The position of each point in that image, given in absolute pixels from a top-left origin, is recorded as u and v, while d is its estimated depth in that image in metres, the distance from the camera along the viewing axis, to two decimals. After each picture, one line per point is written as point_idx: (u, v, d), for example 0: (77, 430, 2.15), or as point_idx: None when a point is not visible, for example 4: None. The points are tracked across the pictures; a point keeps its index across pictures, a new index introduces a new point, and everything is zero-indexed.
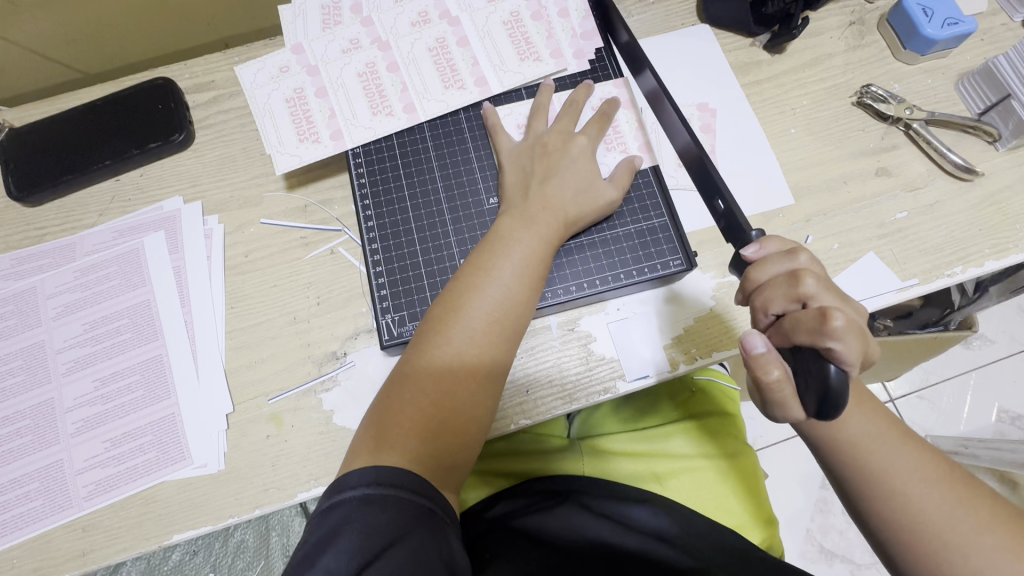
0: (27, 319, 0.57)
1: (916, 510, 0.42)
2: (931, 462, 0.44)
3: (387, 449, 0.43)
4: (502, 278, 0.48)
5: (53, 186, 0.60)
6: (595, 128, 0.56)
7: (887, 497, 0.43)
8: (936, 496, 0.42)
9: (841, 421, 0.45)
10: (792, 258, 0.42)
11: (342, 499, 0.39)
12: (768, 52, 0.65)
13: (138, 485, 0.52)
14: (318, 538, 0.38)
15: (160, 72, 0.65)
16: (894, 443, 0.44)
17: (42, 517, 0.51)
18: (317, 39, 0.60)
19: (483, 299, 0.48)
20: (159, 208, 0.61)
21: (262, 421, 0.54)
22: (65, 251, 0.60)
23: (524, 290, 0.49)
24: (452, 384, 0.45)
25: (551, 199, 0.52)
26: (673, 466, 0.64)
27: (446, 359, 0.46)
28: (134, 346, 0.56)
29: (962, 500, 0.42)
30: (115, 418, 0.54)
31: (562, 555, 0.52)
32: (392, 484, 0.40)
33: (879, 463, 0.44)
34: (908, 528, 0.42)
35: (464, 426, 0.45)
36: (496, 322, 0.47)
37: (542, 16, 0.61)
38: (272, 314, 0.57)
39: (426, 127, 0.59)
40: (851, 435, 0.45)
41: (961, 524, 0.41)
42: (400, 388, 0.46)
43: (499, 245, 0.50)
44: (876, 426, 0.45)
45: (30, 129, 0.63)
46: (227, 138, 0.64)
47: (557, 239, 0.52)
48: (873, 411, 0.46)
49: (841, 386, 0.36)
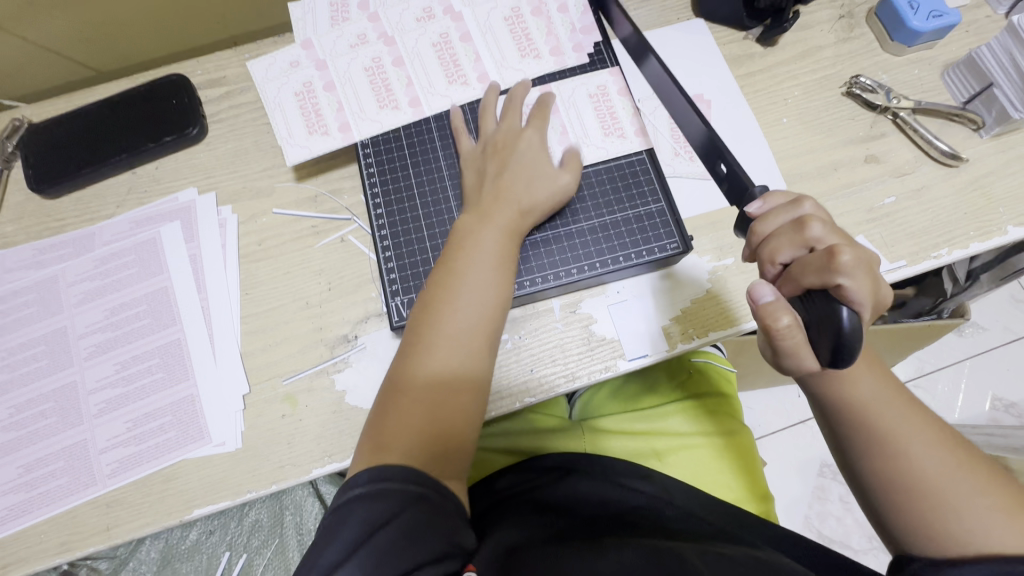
0: (49, 306, 0.59)
1: (918, 471, 0.43)
2: (934, 428, 0.44)
3: (385, 449, 0.45)
4: (470, 274, 0.51)
5: (72, 178, 0.63)
6: (539, 120, 0.58)
7: (890, 460, 0.44)
8: (938, 459, 0.43)
9: (854, 381, 0.45)
10: (796, 206, 0.43)
11: (342, 498, 0.42)
12: (761, 45, 0.68)
13: (159, 463, 0.54)
14: (325, 531, 0.41)
15: (174, 69, 0.68)
16: (901, 407, 0.45)
17: (67, 494, 0.53)
18: (326, 35, 0.62)
19: (458, 295, 0.50)
20: (175, 199, 0.63)
21: (277, 401, 0.56)
22: (84, 241, 0.62)
23: (491, 281, 0.51)
24: (438, 376, 0.48)
25: (515, 193, 0.54)
26: (672, 443, 0.66)
27: (427, 355, 0.48)
28: (153, 331, 0.58)
29: (963, 464, 0.43)
30: (135, 400, 0.56)
31: (568, 521, 0.54)
32: (384, 478, 0.42)
33: (887, 424, 0.44)
34: (906, 487, 0.43)
35: (455, 411, 0.48)
36: (466, 314, 0.50)
37: (541, 11, 0.63)
38: (286, 300, 0.59)
39: (431, 119, 0.61)
40: (863, 397, 0.45)
41: (962, 487, 0.42)
42: (389, 392, 0.48)
43: (464, 246, 0.52)
44: (883, 390, 0.45)
45: (48, 125, 0.65)
46: (238, 131, 0.66)
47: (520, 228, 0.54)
48: (883, 376, 0.46)
49: (854, 325, 0.37)
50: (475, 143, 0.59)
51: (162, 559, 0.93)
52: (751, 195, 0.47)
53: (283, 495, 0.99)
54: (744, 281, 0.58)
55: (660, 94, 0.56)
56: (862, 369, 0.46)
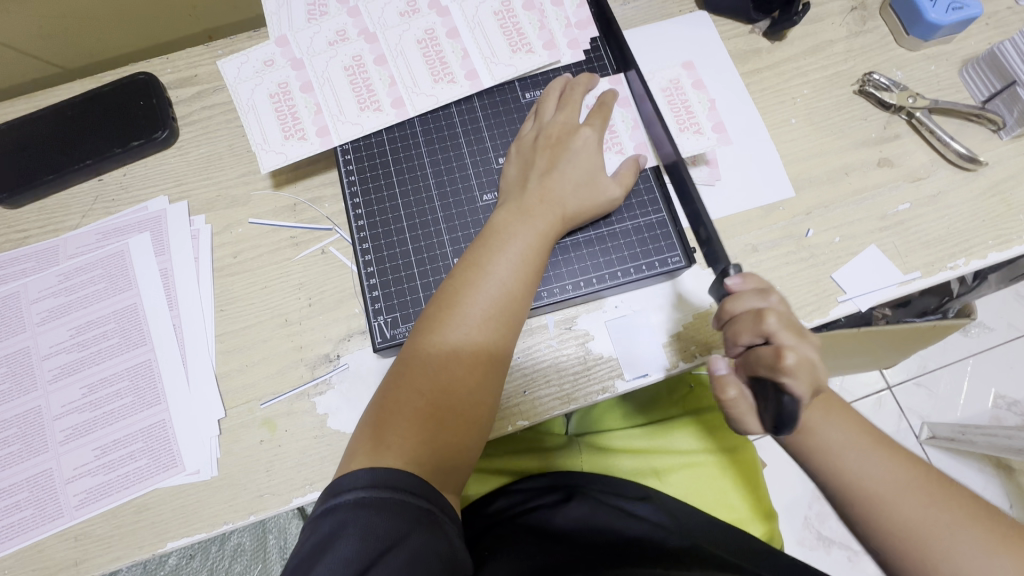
0: (11, 325, 0.56)
1: (903, 520, 0.41)
2: (904, 465, 0.43)
3: (382, 453, 0.42)
4: (498, 274, 0.47)
5: (33, 186, 0.59)
6: (599, 119, 0.54)
7: (863, 505, 0.42)
8: (913, 499, 0.41)
9: (819, 429, 0.44)
10: (764, 295, 0.42)
11: (337, 504, 0.38)
12: (768, 40, 0.64)
13: (131, 493, 0.51)
14: (315, 543, 0.37)
15: (141, 67, 0.63)
16: (877, 452, 0.43)
17: (33, 527, 0.50)
18: (302, 32, 0.58)
19: (479, 296, 0.46)
20: (145, 208, 0.60)
21: (255, 426, 0.53)
22: (47, 254, 0.58)
23: (521, 285, 0.48)
24: (449, 381, 0.44)
25: (553, 193, 0.51)
26: (674, 462, 0.64)
27: (442, 357, 0.45)
28: (122, 351, 0.55)
29: (949, 509, 0.41)
30: (104, 426, 0.53)
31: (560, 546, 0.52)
32: (387, 486, 0.39)
33: (862, 472, 0.43)
34: (883, 532, 0.42)
35: (463, 425, 0.44)
36: (492, 318, 0.46)
37: (534, 5, 0.58)
38: (263, 317, 0.56)
39: (416, 121, 0.57)
40: (833, 443, 0.44)
41: (949, 535, 0.40)
42: (398, 388, 0.45)
43: (493, 241, 0.49)
44: (856, 437, 0.44)
45: (6, 129, 0.61)
46: (212, 135, 0.62)
47: (555, 233, 0.50)
48: (843, 416, 0.45)
49: (793, 414, 0.37)
50: (525, 130, 0.55)
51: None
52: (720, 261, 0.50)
53: (267, 518, 0.96)
54: None
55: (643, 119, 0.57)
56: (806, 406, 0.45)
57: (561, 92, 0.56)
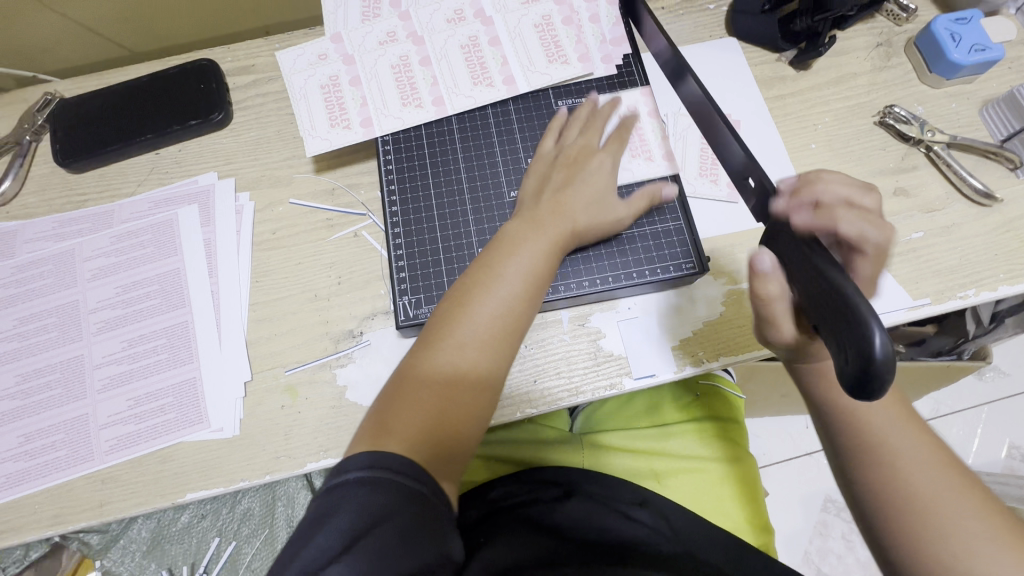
0: (65, 279, 0.60)
1: (912, 486, 0.42)
2: (935, 448, 0.43)
3: (387, 434, 0.44)
4: (510, 278, 0.50)
5: (96, 154, 0.64)
6: (616, 143, 0.57)
7: (882, 470, 0.43)
8: (934, 476, 0.42)
9: (845, 386, 0.45)
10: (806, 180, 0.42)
11: (342, 479, 0.40)
12: (794, 68, 0.66)
13: (158, 443, 0.54)
14: (318, 513, 0.39)
15: (205, 55, 0.69)
16: (897, 421, 0.44)
17: (65, 466, 0.54)
18: (356, 31, 0.62)
19: (490, 297, 0.49)
20: (195, 182, 0.64)
21: (278, 391, 0.56)
22: (103, 217, 0.63)
23: (528, 290, 0.50)
24: (455, 375, 0.47)
25: (567, 205, 0.53)
26: (673, 466, 0.66)
27: (451, 351, 0.47)
28: (162, 311, 0.59)
29: (960, 488, 0.41)
30: (139, 378, 0.56)
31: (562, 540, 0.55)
32: (388, 468, 0.40)
33: (878, 433, 0.44)
34: (900, 502, 0.42)
35: (463, 417, 0.47)
36: (500, 319, 0.49)
37: (572, 21, 0.62)
38: (294, 291, 0.59)
39: (454, 119, 0.60)
40: (853, 403, 0.45)
41: (954, 508, 0.40)
42: (411, 375, 0.47)
43: (508, 247, 0.52)
44: (880, 404, 0.45)
45: (79, 101, 0.66)
46: (262, 120, 0.66)
47: (566, 242, 0.53)
48: (883, 391, 0.46)
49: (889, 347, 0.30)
50: (546, 147, 0.58)
51: (154, 537, 0.78)
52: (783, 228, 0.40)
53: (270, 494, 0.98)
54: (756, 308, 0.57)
55: (703, 125, 0.49)
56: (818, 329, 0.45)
57: (585, 117, 0.59)
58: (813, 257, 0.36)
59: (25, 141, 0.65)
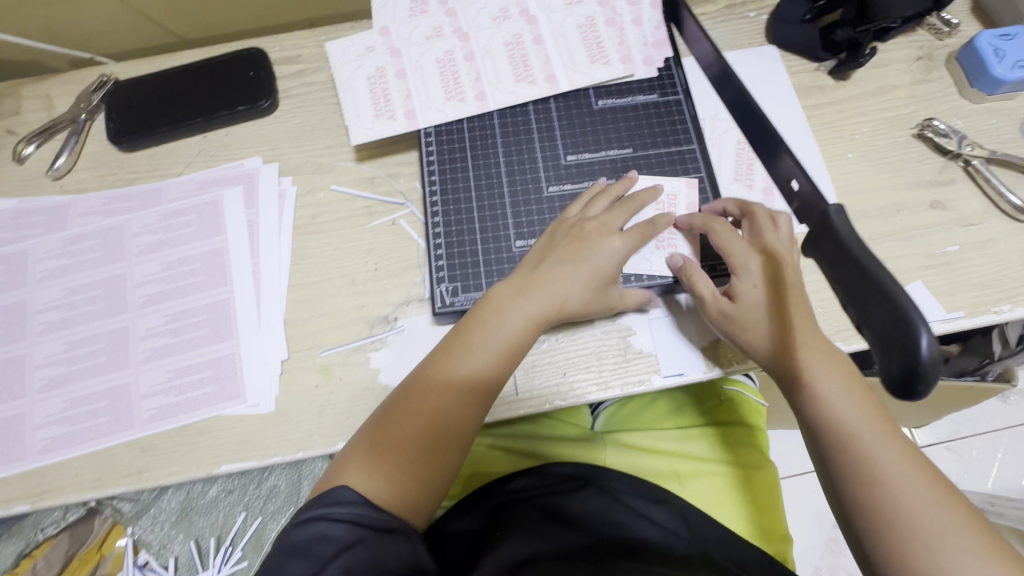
0: (112, 253, 0.62)
1: (896, 498, 0.44)
2: (918, 462, 0.45)
3: (367, 469, 0.48)
4: (496, 341, 0.51)
5: (147, 134, 0.66)
6: (637, 234, 0.54)
7: (868, 485, 0.45)
8: (915, 487, 0.44)
9: (827, 398, 0.48)
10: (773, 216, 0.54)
11: (326, 517, 0.44)
12: (833, 78, 0.67)
13: (196, 415, 0.56)
14: (302, 542, 0.43)
15: (254, 43, 0.71)
16: (881, 434, 0.46)
17: (107, 433, 0.55)
18: (403, 25, 0.64)
19: (475, 357, 0.50)
20: (240, 165, 0.66)
21: (313, 371, 0.57)
22: (151, 195, 0.65)
23: (511, 357, 0.51)
24: (430, 428, 0.49)
25: (557, 282, 0.53)
26: (695, 468, 0.66)
27: (433, 406, 0.49)
28: (205, 288, 0.60)
29: (940, 500, 0.43)
30: (181, 351, 0.58)
31: (577, 535, 0.58)
32: (363, 517, 0.45)
33: (865, 447, 0.46)
34: (883, 515, 0.44)
35: (433, 470, 0.49)
36: (478, 384, 0.50)
37: (615, 23, 0.63)
38: (332, 275, 0.61)
39: (495, 114, 0.62)
40: (837, 413, 0.47)
41: (933, 520, 0.42)
42: (388, 425, 0.49)
43: (494, 307, 0.52)
44: (864, 415, 0.47)
45: (133, 83, 0.69)
46: (307, 108, 0.68)
47: (549, 320, 0.52)
48: (866, 400, 0.48)
49: (934, 356, 0.31)
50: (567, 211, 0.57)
51: (183, 509, 0.75)
52: (832, 228, 0.39)
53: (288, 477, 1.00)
54: None
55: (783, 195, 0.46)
56: (778, 323, 0.50)
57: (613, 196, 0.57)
58: (860, 257, 0.36)
59: (82, 119, 0.68)
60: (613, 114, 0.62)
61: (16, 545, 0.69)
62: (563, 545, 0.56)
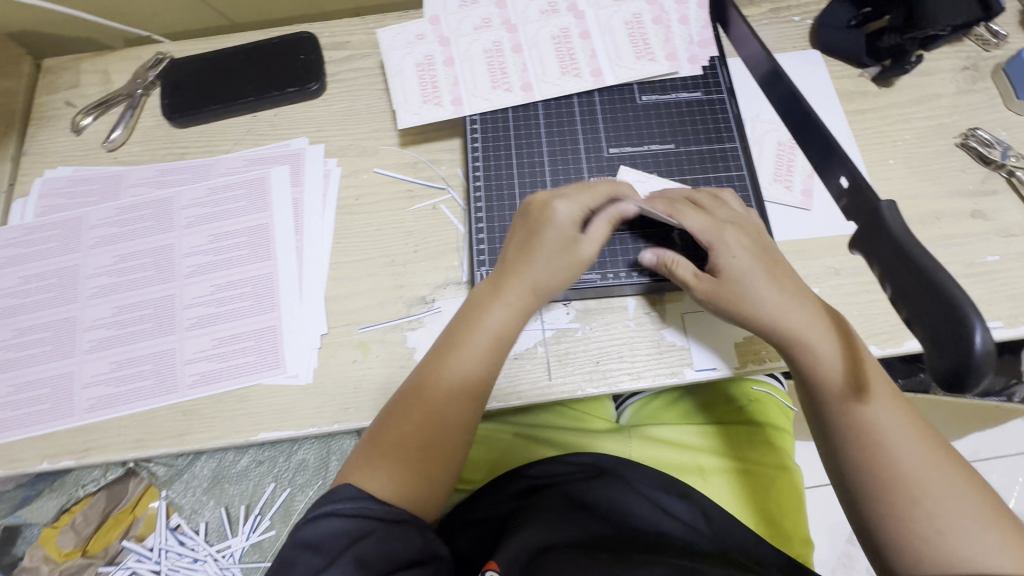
0: (162, 223, 0.64)
1: (897, 464, 0.44)
2: (919, 428, 0.45)
3: (373, 471, 0.48)
4: (483, 334, 0.51)
5: (200, 111, 0.68)
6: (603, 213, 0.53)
7: (868, 450, 0.45)
8: (916, 452, 0.44)
9: (826, 363, 0.48)
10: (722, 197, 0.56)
11: (332, 512, 0.44)
12: (876, 84, 0.67)
13: (237, 383, 0.58)
14: (309, 538, 0.43)
15: (305, 28, 0.73)
16: (882, 399, 0.46)
17: (151, 395, 0.57)
18: (453, 14, 0.65)
19: (465, 354, 0.51)
20: (287, 145, 0.68)
21: (350, 346, 0.58)
22: (201, 170, 0.67)
23: (498, 347, 0.52)
24: (430, 427, 0.49)
25: (529, 266, 0.53)
26: (719, 465, 0.67)
27: (434, 406, 0.50)
28: (250, 261, 0.62)
29: (941, 465, 0.44)
30: (225, 321, 0.60)
31: (598, 523, 0.57)
32: (374, 508, 0.44)
33: (866, 412, 0.46)
34: (883, 479, 0.44)
35: (439, 464, 0.49)
36: (476, 380, 0.51)
37: (662, 20, 0.64)
38: (373, 255, 0.62)
39: (540, 105, 0.63)
40: (836, 377, 0.48)
41: (934, 485, 0.43)
42: (384, 432, 0.49)
43: (476, 308, 0.53)
44: (864, 380, 0.47)
45: (188, 62, 0.71)
46: (354, 93, 0.70)
47: (528, 305, 0.53)
48: (867, 365, 0.48)
49: (988, 349, 0.32)
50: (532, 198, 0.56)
51: (215, 477, 0.78)
52: (884, 224, 0.39)
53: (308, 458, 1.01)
54: None
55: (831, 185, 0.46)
56: (767, 289, 0.51)
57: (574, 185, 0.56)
58: (912, 252, 0.37)
59: (137, 94, 0.70)
60: (656, 109, 0.62)
61: (60, 498, 0.72)
62: (586, 532, 0.56)
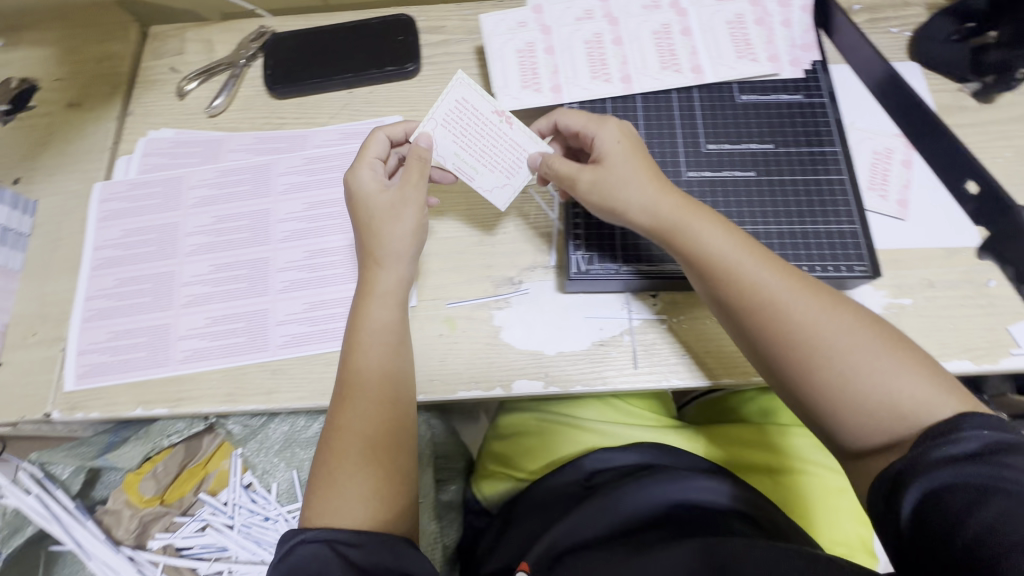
0: (259, 189, 0.66)
1: (793, 322, 0.46)
2: (792, 277, 0.48)
3: (331, 495, 0.47)
4: (368, 330, 0.52)
5: (300, 85, 0.70)
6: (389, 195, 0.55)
7: (767, 324, 0.47)
8: (802, 304, 0.46)
9: (704, 241, 0.49)
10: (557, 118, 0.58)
11: (302, 540, 0.44)
12: (975, 100, 0.66)
13: (326, 346, 0.59)
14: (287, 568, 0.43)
15: (403, 11, 0.75)
16: (759, 261, 0.48)
17: (243, 352, 0.59)
18: (556, 5, 0.66)
19: (364, 357, 0.51)
20: (382, 122, 0.69)
21: (437, 321, 0.59)
22: (297, 141, 0.69)
23: (382, 330, 0.52)
24: (357, 435, 0.49)
25: (383, 250, 0.54)
26: (790, 467, 0.65)
27: (349, 420, 0.49)
28: (342, 230, 0.64)
29: (824, 307, 0.46)
30: (316, 286, 0.61)
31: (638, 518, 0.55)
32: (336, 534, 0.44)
33: (747, 278, 0.48)
34: (790, 347, 0.46)
35: (386, 460, 0.48)
36: (378, 371, 0.51)
37: (765, 22, 0.64)
38: (463, 233, 0.63)
39: (639, 97, 0.63)
40: (717, 251, 0.49)
41: (826, 331, 0.45)
42: (333, 452, 0.49)
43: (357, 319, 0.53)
44: (735, 245, 0.49)
45: (288, 36, 0.73)
46: (449, 76, 0.71)
47: (398, 289, 0.54)
48: (729, 229, 0.50)
49: None
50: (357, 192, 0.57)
51: (286, 440, 0.74)
52: None
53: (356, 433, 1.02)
54: (917, 324, 0.56)
55: None
56: (646, 181, 0.52)
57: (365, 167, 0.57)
58: None
59: (240, 65, 0.73)
60: (755, 109, 0.62)
61: (144, 446, 0.69)
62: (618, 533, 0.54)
